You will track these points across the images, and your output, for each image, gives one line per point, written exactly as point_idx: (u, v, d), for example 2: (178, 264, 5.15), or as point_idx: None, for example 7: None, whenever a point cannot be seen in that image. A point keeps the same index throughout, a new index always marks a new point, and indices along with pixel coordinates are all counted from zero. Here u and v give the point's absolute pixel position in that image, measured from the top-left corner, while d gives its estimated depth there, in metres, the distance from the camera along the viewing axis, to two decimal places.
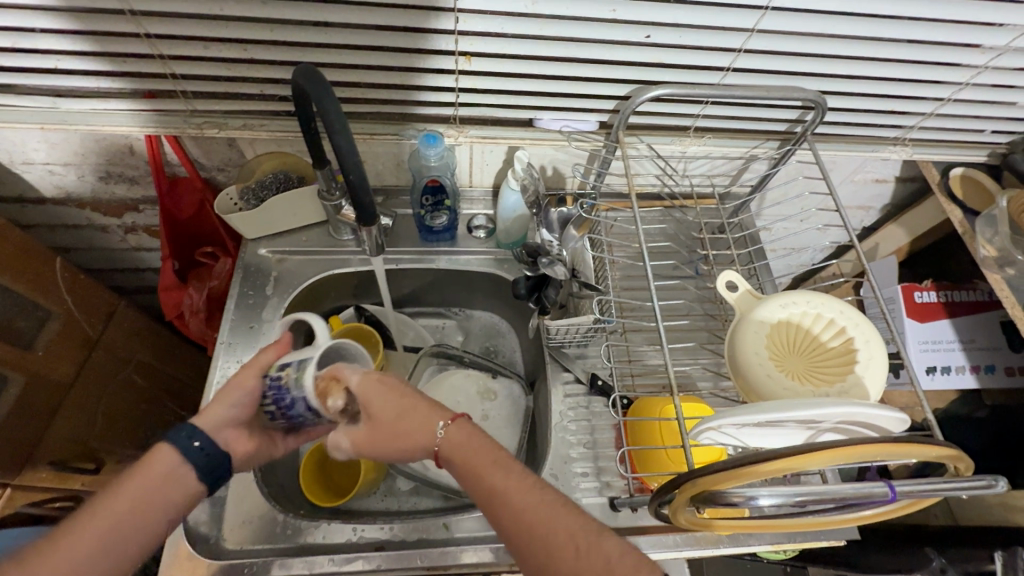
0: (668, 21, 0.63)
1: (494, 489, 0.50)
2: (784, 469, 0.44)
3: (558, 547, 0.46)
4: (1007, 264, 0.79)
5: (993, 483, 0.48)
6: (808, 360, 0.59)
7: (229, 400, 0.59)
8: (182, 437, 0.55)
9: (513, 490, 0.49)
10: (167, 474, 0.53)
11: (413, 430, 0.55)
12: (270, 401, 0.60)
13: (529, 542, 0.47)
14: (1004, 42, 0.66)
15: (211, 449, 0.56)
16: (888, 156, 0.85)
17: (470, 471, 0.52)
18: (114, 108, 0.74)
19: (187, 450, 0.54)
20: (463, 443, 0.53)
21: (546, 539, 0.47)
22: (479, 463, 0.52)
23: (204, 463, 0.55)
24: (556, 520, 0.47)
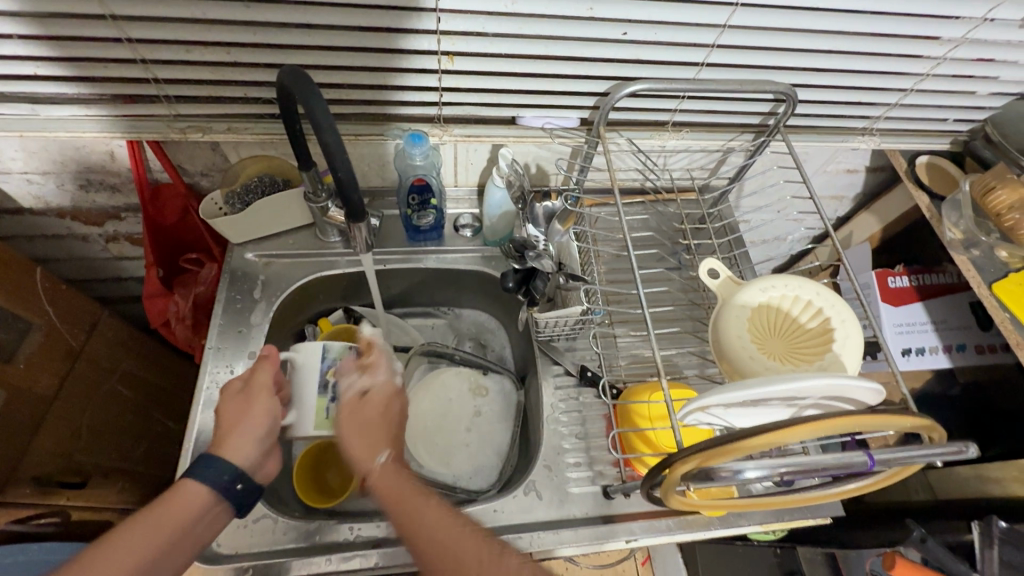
0: (644, 18, 0.65)
1: (411, 519, 0.56)
2: (769, 444, 0.46)
3: (463, 568, 0.52)
4: (972, 246, 0.83)
5: (964, 449, 0.51)
6: (788, 341, 0.61)
7: (256, 429, 0.62)
8: (223, 480, 0.57)
9: (434, 523, 0.56)
10: (198, 507, 0.55)
11: (367, 450, 0.63)
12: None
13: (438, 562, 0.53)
14: (961, 33, 0.70)
15: (249, 487, 0.59)
16: (858, 146, 0.88)
17: (390, 500, 0.58)
18: (93, 114, 0.73)
19: (227, 491, 0.57)
20: (391, 479, 0.60)
21: (449, 560, 0.53)
22: (399, 497, 0.58)
23: (240, 500, 0.59)
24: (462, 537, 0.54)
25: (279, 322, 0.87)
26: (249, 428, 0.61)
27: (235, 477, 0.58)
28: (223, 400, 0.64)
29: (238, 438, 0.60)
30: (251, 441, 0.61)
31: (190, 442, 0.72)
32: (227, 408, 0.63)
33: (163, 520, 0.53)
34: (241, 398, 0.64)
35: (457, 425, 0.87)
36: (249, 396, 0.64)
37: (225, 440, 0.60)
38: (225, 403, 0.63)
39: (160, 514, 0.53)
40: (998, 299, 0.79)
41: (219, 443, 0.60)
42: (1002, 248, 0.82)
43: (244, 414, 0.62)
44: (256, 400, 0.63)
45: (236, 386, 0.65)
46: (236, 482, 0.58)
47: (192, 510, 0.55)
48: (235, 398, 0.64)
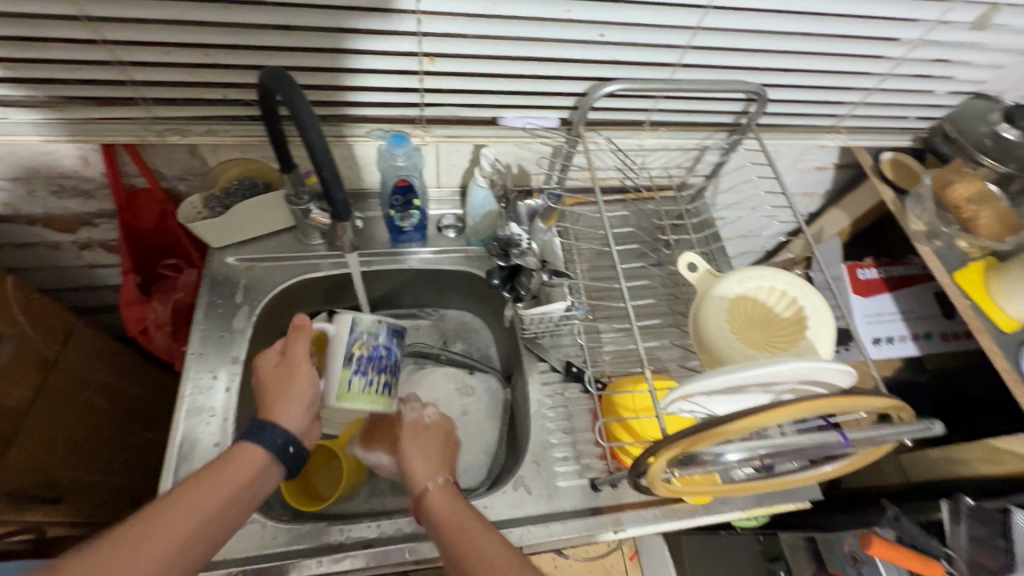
0: (620, 20, 0.67)
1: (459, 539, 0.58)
2: (748, 428, 0.48)
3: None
4: (935, 237, 0.88)
5: (928, 426, 0.54)
6: (764, 330, 0.64)
7: (300, 398, 0.66)
8: (278, 443, 0.62)
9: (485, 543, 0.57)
10: (256, 467, 0.60)
11: (423, 471, 0.66)
12: (372, 371, 0.77)
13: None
14: (918, 35, 0.73)
15: (298, 453, 0.64)
16: (825, 143, 0.92)
17: (443, 518, 0.61)
18: (64, 118, 0.72)
19: (281, 454, 0.62)
20: (444, 501, 0.63)
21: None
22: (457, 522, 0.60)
23: (290, 463, 0.63)
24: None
25: (261, 327, 0.86)
26: (295, 396, 0.66)
27: (288, 441, 0.63)
28: (265, 372, 0.69)
29: (287, 403, 0.66)
30: (296, 408, 0.66)
31: (173, 450, 0.71)
32: (270, 379, 0.68)
33: (218, 482, 0.56)
34: (281, 372, 0.68)
35: None
36: (289, 369, 0.68)
37: (273, 408, 0.65)
38: (267, 375, 0.69)
39: (229, 469, 0.58)
40: (960, 287, 0.84)
41: (270, 410, 0.65)
42: (962, 238, 0.86)
43: (286, 385, 0.67)
44: (296, 370, 0.68)
45: (275, 360, 0.71)
46: (289, 446, 0.63)
47: (248, 473, 0.59)
48: (275, 370, 0.69)
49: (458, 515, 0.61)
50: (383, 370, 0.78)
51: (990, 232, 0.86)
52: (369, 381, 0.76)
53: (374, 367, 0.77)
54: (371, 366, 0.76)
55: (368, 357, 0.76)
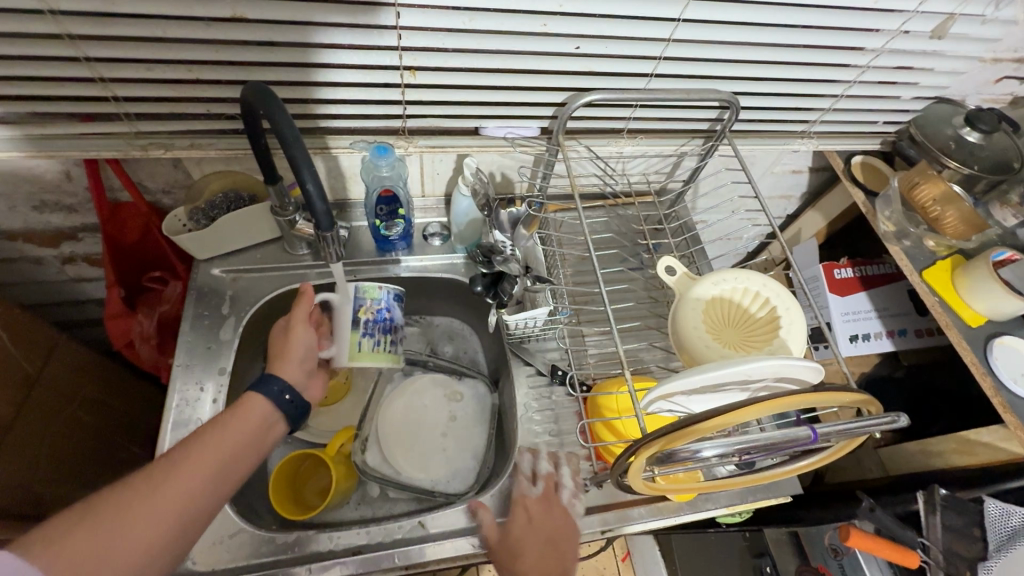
0: (595, 33, 0.69)
1: None
2: (726, 424, 0.50)
3: None
4: (903, 237, 0.91)
5: (896, 418, 0.56)
6: (741, 331, 0.66)
7: (298, 353, 0.68)
8: (274, 391, 0.63)
9: None
10: (253, 423, 0.61)
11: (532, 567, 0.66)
12: (379, 333, 0.76)
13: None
14: (880, 44, 0.77)
15: (297, 401, 0.65)
16: (798, 148, 0.94)
17: None
18: (42, 133, 0.71)
19: (279, 401, 0.64)
20: None
21: None
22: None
23: (291, 411, 0.65)
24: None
25: (249, 338, 0.86)
26: (294, 352, 0.68)
27: (285, 389, 0.64)
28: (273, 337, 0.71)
29: (287, 360, 0.67)
30: (291, 363, 0.67)
31: None
32: (274, 341, 0.70)
33: (224, 436, 0.58)
34: (282, 336, 0.70)
35: (433, 430, 0.88)
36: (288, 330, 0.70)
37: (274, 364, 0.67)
38: (274, 338, 0.70)
39: (229, 421, 0.59)
40: (928, 285, 0.87)
41: (274, 365, 0.67)
42: (930, 238, 0.90)
43: (288, 344, 0.69)
44: (294, 329, 0.69)
45: (281, 325, 0.72)
46: (285, 394, 0.64)
47: (252, 423, 0.61)
48: (280, 333, 0.70)
49: None
50: (390, 331, 0.78)
51: (955, 231, 0.89)
52: (377, 343, 0.76)
53: (380, 329, 0.77)
54: (378, 326, 0.76)
55: (373, 320, 0.76)
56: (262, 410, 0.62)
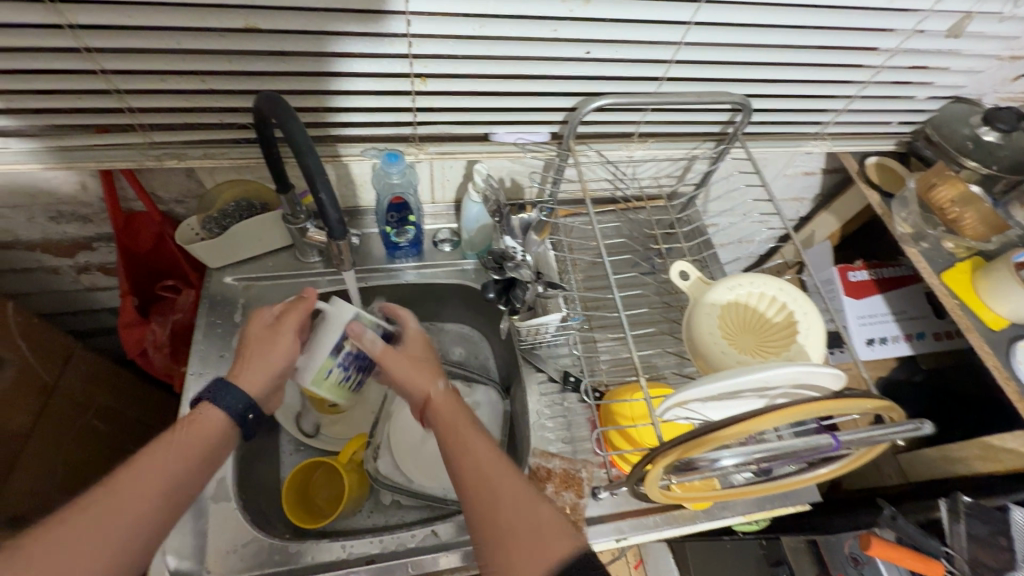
0: (605, 38, 0.68)
1: (474, 465, 0.58)
2: (743, 432, 0.49)
3: (508, 523, 0.54)
4: (921, 239, 0.90)
5: (919, 425, 0.55)
6: (757, 336, 0.65)
7: (275, 363, 0.64)
8: (237, 409, 0.61)
9: (491, 472, 0.58)
10: (209, 436, 0.59)
11: (420, 377, 0.67)
12: (354, 369, 0.72)
13: (469, 484, 0.57)
14: (895, 44, 0.76)
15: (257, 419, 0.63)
16: (811, 150, 0.93)
17: (444, 430, 0.62)
18: (58, 146, 0.72)
19: (239, 419, 0.61)
20: (448, 410, 0.64)
21: (513, 527, 0.54)
22: (452, 426, 0.62)
23: (246, 429, 0.62)
24: (501, 470, 0.58)
25: None
26: (270, 362, 0.64)
27: (249, 407, 0.62)
28: (250, 330, 0.66)
29: (259, 369, 0.63)
30: (263, 376, 0.64)
31: None
32: (254, 337, 0.66)
33: (183, 446, 0.57)
34: (264, 336, 0.66)
35: None
36: (270, 337, 0.65)
37: (245, 369, 0.63)
38: (254, 333, 0.66)
39: (187, 432, 0.58)
40: (948, 287, 0.85)
41: (242, 367, 0.63)
42: (948, 240, 0.88)
43: (263, 350, 0.64)
44: (280, 337, 0.65)
45: (268, 319, 0.67)
46: (249, 412, 0.62)
47: (207, 436, 0.59)
48: (262, 332, 0.66)
49: (463, 430, 0.62)
50: (364, 368, 0.74)
51: (975, 233, 0.86)
52: (347, 378, 0.72)
53: (357, 365, 0.72)
54: (354, 360, 0.71)
55: (356, 354, 0.71)
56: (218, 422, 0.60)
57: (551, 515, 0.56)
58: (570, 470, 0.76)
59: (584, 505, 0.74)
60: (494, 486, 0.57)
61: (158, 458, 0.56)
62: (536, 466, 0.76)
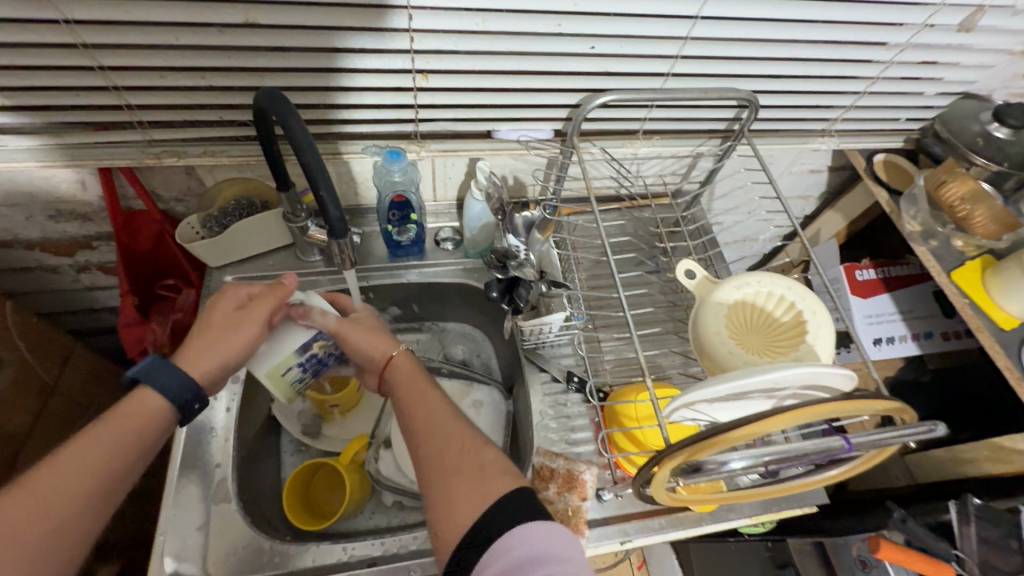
0: (610, 32, 0.67)
1: (426, 421, 0.60)
2: (752, 434, 0.48)
3: (453, 465, 0.55)
4: (930, 237, 0.88)
5: (932, 427, 0.54)
6: (766, 335, 0.64)
7: (233, 351, 0.61)
8: (183, 398, 0.58)
9: (442, 426, 0.59)
10: (148, 419, 0.56)
11: (376, 343, 0.68)
12: (310, 372, 0.71)
13: (426, 449, 0.58)
14: (905, 38, 0.74)
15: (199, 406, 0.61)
16: (818, 147, 0.92)
17: (401, 391, 0.64)
18: (57, 143, 0.71)
19: (183, 406, 0.59)
20: (405, 374, 0.65)
21: (456, 473, 0.55)
22: (412, 392, 0.63)
23: (185, 414, 0.60)
24: (450, 431, 0.59)
25: None
26: (227, 351, 0.61)
27: (195, 397, 0.59)
28: (216, 310, 0.62)
29: (214, 356, 0.60)
30: (214, 363, 0.61)
31: (177, 473, 0.71)
32: (218, 320, 0.62)
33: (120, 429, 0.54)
34: (231, 320, 0.62)
35: None
36: (234, 326, 0.62)
37: (201, 354, 0.60)
38: (219, 316, 0.62)
39: (126, 417, 0.55)
40: (957, 286, 0.84)
41: (196, 351, 0.61)
42: (958, 238, 0.88)
43: (222, 335, 0.61)
44: (243, 328, 0.62)
45: (235, 302, 0.64)
46: (194, 402, 0.60)
47: (146, 417, 0.56)
48: (230, 315, 0.62)
49: (416, 389, 0.64)
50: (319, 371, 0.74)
51: (987, 231, 0.85)
52: (301, 378, 0.71)
53: (314, 369, 0.72)
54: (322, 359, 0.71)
55: (320, 359, 0.70)
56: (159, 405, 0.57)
57: (492, 460, 0.56)
58: (574, 470, 0.73)
59: (586, 508, 0.71)
60: (445, 448, 0.57)
61: (76, 456, 0.52)
62: (539, 465, 0.75)
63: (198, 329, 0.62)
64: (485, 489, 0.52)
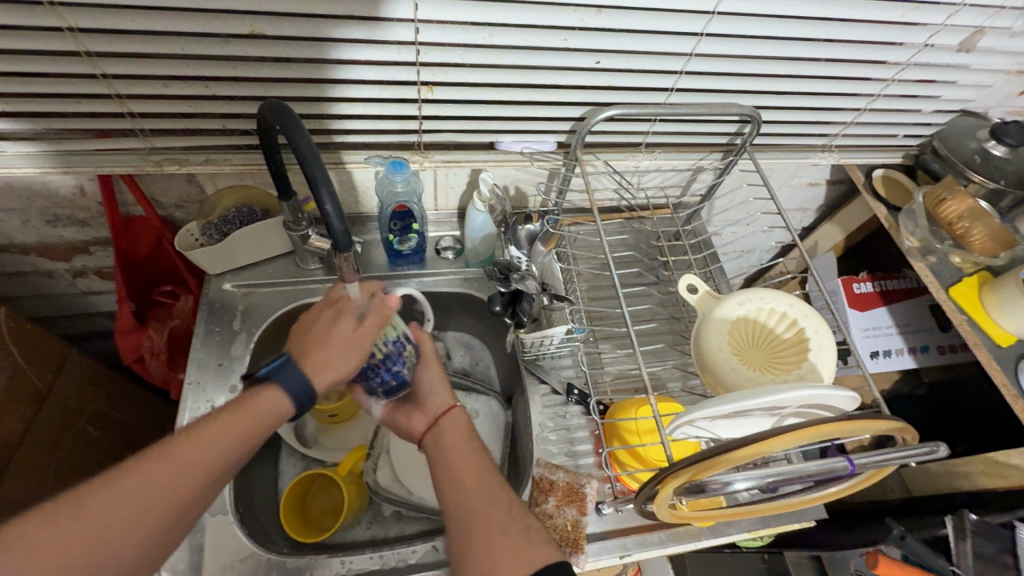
0: (615, 48, 0.67)
1: (466, 478, 0.61)
2: (757, 454, 0.48)
3: (492, 523, 0.56)
4: (928, 253, 0.89)
5: (935, 448, 0.54)
6: (767, 352, 0.64)
7: (346, 368, 0.60)
8: (301, 396, 0.58)
9: (483, 485, 0.60)
10: (261, 414, 0.56)
11: (441, 393, 0.69)
12: (383, 353, 0.63)
13: (469, 506, 0.58)
14: (905, 57, 0.75)
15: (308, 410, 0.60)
16: (818, 161, 0.93)
17: (447, 443, 0.65)
18: (56, 149, 0.71)
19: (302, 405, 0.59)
20: (456, 428, 0.66)
21: (492, 534, 0.56)
22: (460, 447, 0.64)
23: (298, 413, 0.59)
24: (501, 493, 0.60)
25: (260, 354, 0.85)
26: (342, 367, 0.59)
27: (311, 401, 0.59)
28: (338, 323, 0.61)
29: (331, 368, 0.59)
30: (331, 373, 0.59)
31: None
32: (336, 336, 0.60)
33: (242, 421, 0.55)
34: (350, 338, 0.60)
35: None
36: (355, 346, 0.60)
37: (321, 362, 0.59)
38: (337, 331, 0.60)
39: (247, 412, 0.56)
40: (955, 303, 0.84)
41: (318, 359, 0.59)
42: (954, 254, 0.88)
43: (343, 351, 0.60)
44: (355, 346, 0.60)
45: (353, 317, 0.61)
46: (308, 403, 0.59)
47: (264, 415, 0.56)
48: (347, 332, 0.60)
49: (462, 443, 0.64)
50: (382, 369, 0.65)
51: (984, 247, 0.86)
52: (380, 347, 0.63)
53: (387, 363, 0.64)
54: (405, 364, 0.67)
55: (398, 361, 0.65)
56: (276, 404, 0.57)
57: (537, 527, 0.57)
58: (575, 483, 0.73)
59: (585, 523, 0.71)
60: (491, 506, 0.58)
61: (178, 461, 0.51)
62: (539, 476, 0.75)
63: (314, 335, 0.61)
64: (532, 551, 0.54)
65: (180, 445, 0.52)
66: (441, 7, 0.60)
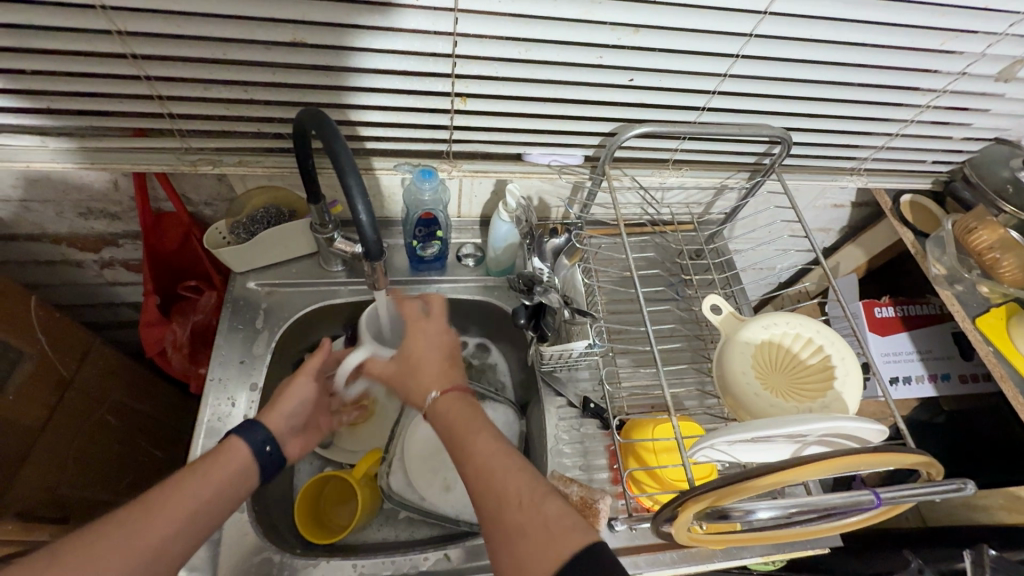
0: (648, 66, 0.68)
1: (476, 461, 0.56)
2: (779, 482, 0.48)
3: (517, 511, 0.51)
4: (955, 282, 0.88)
5: (962, 485, 0.53)
6: (791, 377, 0.63)
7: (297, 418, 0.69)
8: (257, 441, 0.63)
9: (500, 473, 0.54)
10: (231, 466, 0.60)
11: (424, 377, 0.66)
12: None
13: (484, 495, 0.53)
14: (942, 84, 0.74)
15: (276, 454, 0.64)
16: (846, 184, 0.92)
17: (448, 419, 0.61)
18: (95, 145, 0.72)
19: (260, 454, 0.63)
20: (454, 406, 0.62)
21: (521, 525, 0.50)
22: (459, 424, 0.60)
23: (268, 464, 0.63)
24: (510, 478, 0.53)
25: (280, 354, 0.86)
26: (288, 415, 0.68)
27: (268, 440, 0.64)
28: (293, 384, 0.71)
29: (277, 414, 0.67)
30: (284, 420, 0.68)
31: None
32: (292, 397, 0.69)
33: (220, 466, 0.60)
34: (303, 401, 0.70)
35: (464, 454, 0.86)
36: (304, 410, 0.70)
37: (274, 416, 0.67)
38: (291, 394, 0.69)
39: (217, 460, 0.60)
40: (982, 333, 0.83)
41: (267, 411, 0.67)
42: (983, 284, 0.87)
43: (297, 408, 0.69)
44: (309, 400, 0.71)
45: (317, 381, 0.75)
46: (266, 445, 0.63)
47: (235, 466, 0.61)
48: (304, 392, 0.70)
49: (460, 418, 0.61)
50: None
51: (1014, 278, 0.84)
52: None
53: None
54: None
55: None
56: (241, 454, 0.62)
57: (561, 512, 0.50)
58: (589, 498, 0.71)
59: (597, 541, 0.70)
60: (514, 495, 0.52)
61: (166, 499, 0.54)
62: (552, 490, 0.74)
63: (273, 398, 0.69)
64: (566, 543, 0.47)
65: (172, 489, 0.56)
66: (481, 21, 0.61)
